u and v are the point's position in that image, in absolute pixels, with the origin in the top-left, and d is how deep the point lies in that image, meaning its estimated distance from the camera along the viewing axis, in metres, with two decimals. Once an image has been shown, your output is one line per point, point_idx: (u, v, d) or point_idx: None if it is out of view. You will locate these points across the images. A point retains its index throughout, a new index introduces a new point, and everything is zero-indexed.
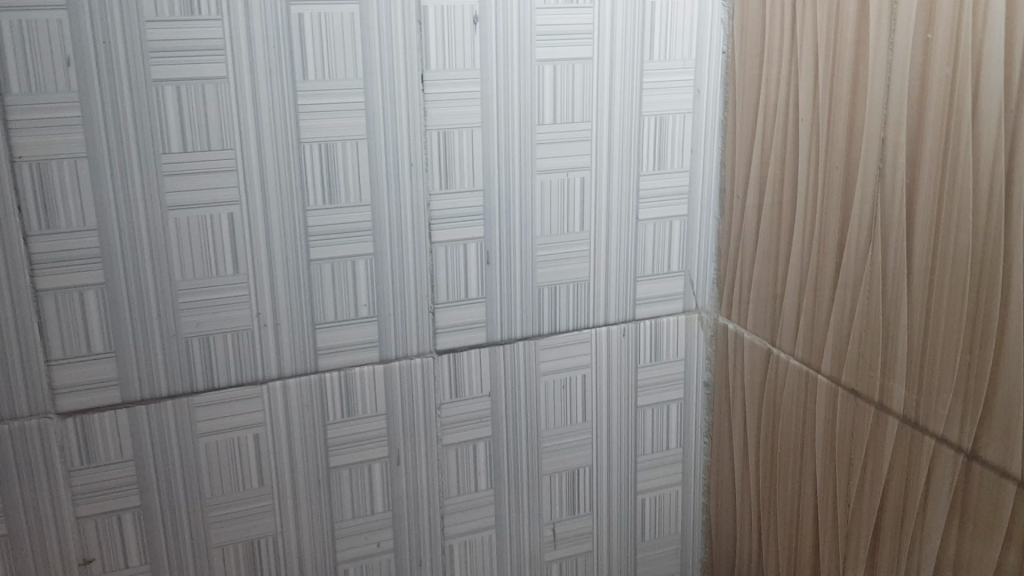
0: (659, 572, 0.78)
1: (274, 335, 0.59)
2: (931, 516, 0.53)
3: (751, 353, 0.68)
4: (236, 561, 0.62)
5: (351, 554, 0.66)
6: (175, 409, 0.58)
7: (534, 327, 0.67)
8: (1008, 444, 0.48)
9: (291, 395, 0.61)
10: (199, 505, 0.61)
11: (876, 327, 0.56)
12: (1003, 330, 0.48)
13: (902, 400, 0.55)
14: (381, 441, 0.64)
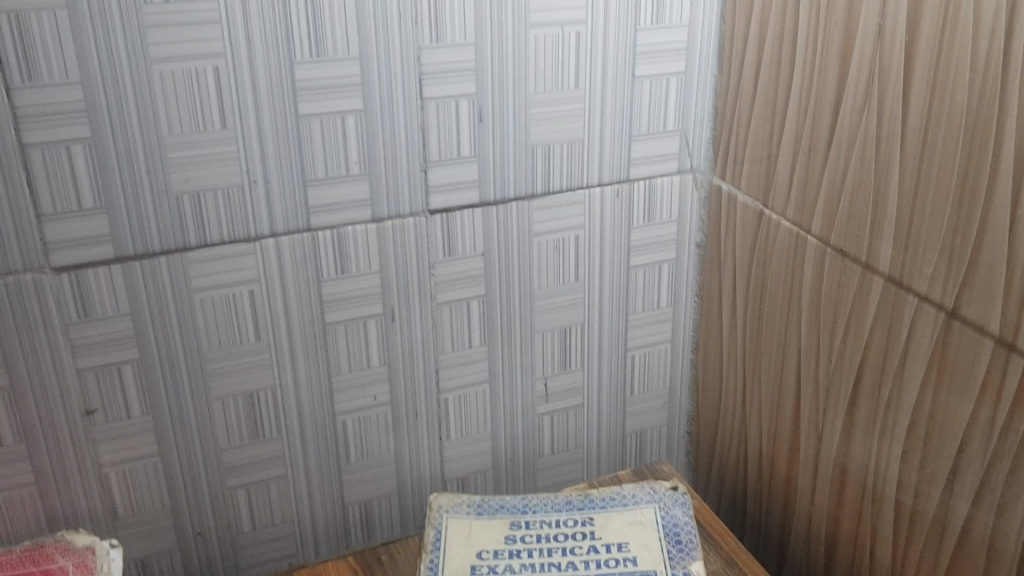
0: (648, 426, 0.80)
1: (265, 194, 0.59)
2: (910, 370, 0.55)
3: (743, 214, 0.68)
4: (236, 411, 0.65)
5: (348, 406, 0.68)
6: (169, 265, 0.59)
7: (527, 187, 0.66)
8: (989, 304, 0.49)
9: (285, 252, 0.61)
10: (198, 359, 0.62)
11: (868, 187, 0.56)
12: (991, 191, 0.47)
13: (888, 260, 0.55)
14: (375, 298, 0.65)
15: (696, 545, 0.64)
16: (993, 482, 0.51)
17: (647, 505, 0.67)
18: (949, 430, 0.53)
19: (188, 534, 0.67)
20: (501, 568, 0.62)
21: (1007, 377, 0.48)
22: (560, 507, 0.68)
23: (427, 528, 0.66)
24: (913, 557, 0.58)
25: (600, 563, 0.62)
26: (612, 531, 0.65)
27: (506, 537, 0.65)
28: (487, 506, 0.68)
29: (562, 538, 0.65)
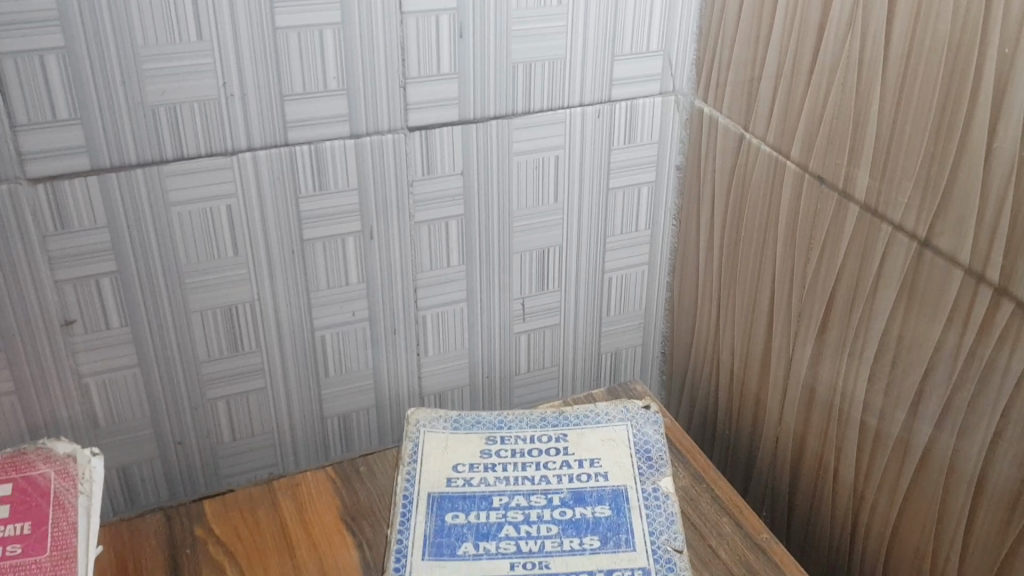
0: (623, 345, 0.81)
1: (242, 108, 0.59)
2: (880, 297, 0.56)
3: (724, 137, 0.68)
4: (215, 325, 0.65)
5: (327, 321, 0.68)
6: (146, 178, 0.58)
7: (508, 106, 0.66)
8: (960, 234, 0.49)
9: (262, 167, 0.61)
10: (176, 272, 0.62)
11: (848, 113, 0.55)
12: (969, 121, 0.47)
13: (865, 187, 0.55)
14: (352, 215, 0.65)
15: (666, 461, 0.66)
16: (954, 408, 0.52)
17: (620, 423, 0.69)
18: (914, 356, 0.54)
19: (168, 443, 0.68)
20: (477, 481, 0.64)
21: (973, 306, 0.49)
22: (535, 423, 0.69)
23: (404, 441, 0.67)
24: (874, 477, 0.60)
25: (573, 478, 0.64)
26: (585, 447, 0.67)
27: (482, 451, 0.67)
28: (463, 422, 0.69)
29: (537, 453, 0.67)
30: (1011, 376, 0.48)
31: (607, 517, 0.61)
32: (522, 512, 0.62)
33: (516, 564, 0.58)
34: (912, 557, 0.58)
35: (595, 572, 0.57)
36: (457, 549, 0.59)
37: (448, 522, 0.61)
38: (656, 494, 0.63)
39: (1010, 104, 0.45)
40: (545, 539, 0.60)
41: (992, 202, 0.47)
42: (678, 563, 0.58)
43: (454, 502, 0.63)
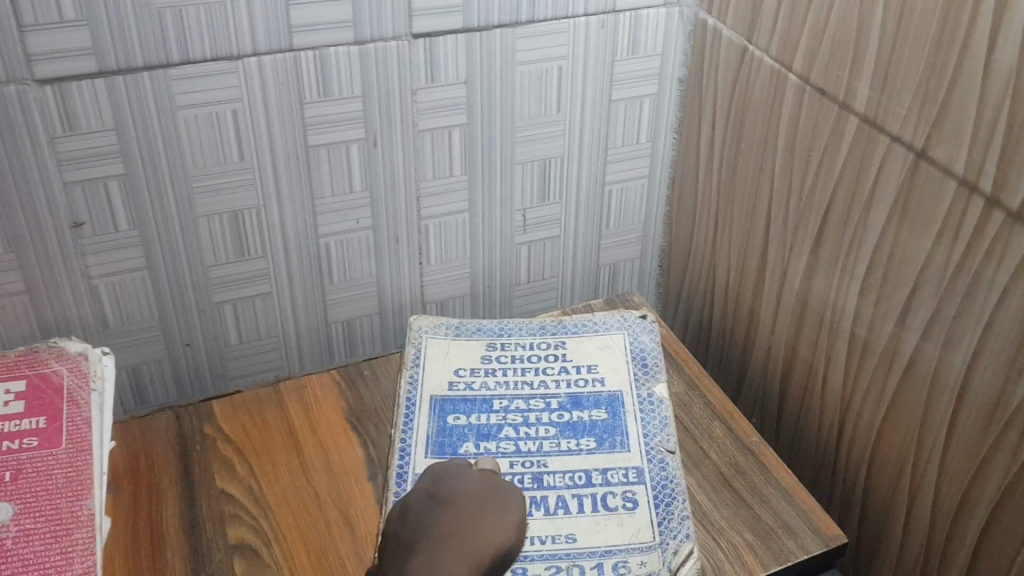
0: (622, 257, 0.83)
1: (247, 11, 0.59)
2: (874, 208, 0.57)
3: (727, 49, 0.68)
4: (221, 229, 0.66)
5: (331, 228, 0.69)
6: (153, 81, 0.59)
7: (512, 15, 0.66)
8: (956, 145, 0.50)
9: (267, 72, 0.61)
10: (183, 176, 0.63)
11: (851, 24, 0.56)
12: (971, 32, 0.48)
13: (864, 99, 0.56)
14: (357, 123, 0.66)
15: (661, 368, 0.68)
16: (941, 318, 0.54)
17: (618, 331, 0.71)
18: (905, 267, 0.55)
19: (177, 344, 0.70)
20: (478, 385, 0.66)
21: (965, 217, 0.50)
22: (535, 331, 0.71)
23: (407, 346, 0.69)
24: (861, 384, 0.62)
25: (571, 383, 0.66)
26: (583, 354, 0.69)
27: (483, 356, 0.68)
28: (465, 329, 0.71)
29: (536, 359, 0.68)
30: (998, 285, 0.49)
31: (603, 420, 0.63)
32: (521, 415, 0.64)
33: (515, 463, 0.60)
34: (894, 460, 0.60)
35: (590, 470, 0.60)
36: (458, 448, 0.61)
37: (450, 423, 0.63)
38: (651, 399, 0.65)
39: (1013, 14, 0.45)
40: (543, 440, 0.62)
41: (989, 113, 0.48)
42: (670, 463, 0.60)
43: (455, 405, 0.65)
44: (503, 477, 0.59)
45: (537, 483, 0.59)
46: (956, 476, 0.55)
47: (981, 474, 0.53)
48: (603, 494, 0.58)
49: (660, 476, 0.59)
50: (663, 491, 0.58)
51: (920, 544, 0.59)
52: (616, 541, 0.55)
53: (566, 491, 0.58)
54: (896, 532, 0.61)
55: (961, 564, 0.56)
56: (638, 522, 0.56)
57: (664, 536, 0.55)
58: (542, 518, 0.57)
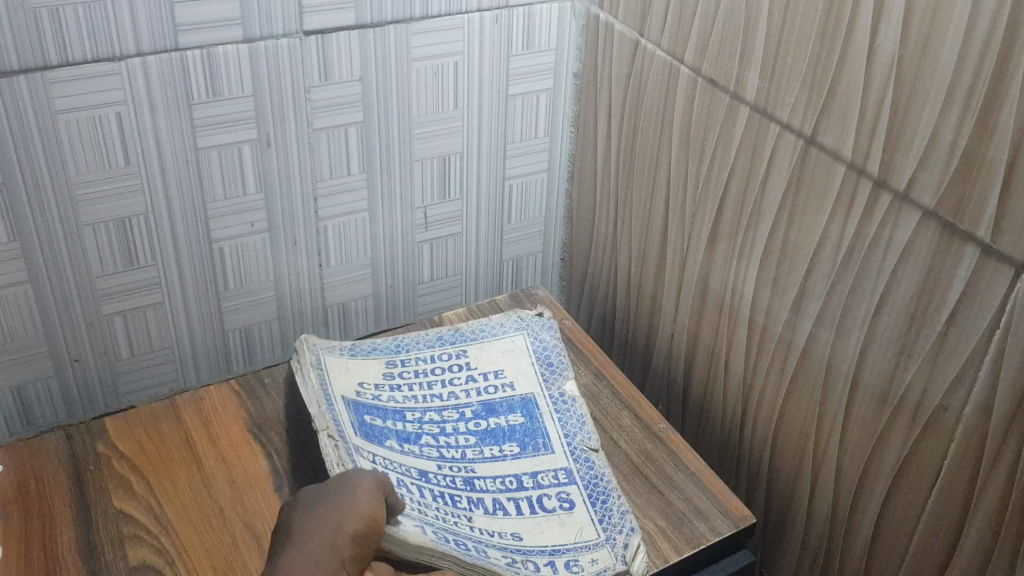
0: (524, 250, 0.83)
1: (129, 8, 0.56)
2: (768, 193, 0.59)
3: (620, 43, 0.69)
4: (108, 239, 0.63)
5: (226, 233, 0.67)
6: (30, 85, 0.56)
7: (406, 11, 0.65)
8: (843, 130, 0.52)
9: (153, 73, 0.59)
10: (65, 185, 0.60)
11: (738, 17, 0.57)
12: (853, 21, 0.49)
13: (754, 89, 0.58)
14: (249, 123, 0.64)
15: (568, 369, 0.68)
16: (834, 299, 0.55)
17: (516, 334, 0.70)
18: (800, 251, 0.57)
19: (64, 361, 0.66)
20: (386, 396, 0.64)
21: (855, 198, 0.52)
22: (433, 341, 0.69)
23: (303, 351, 0.65)
24: (762, 366, 0.63)
25: (481, 391, 0.66)
26: (486, 360, 0.68)
27: (386, 367, 0.67)
28: (360, 347, 0.68)
29: (440, 370, 0.67)
30: (890, 261, 0.51)
31: (521, 425, 0.64)
32: (438, 424, 0.64)
33: (444, 464, 0.61)
34: (797, 438, 0.62)
35: (520, 475, 0.61)
36: (384, 442, 0.61)
37: (369, 421, 0.62)
38: (564, 400, 0.66)
39: (891, 0, 0.47)
40: (466, 448, 0.62)
41: (874, 97, 0.49)
42: (596, 461, 0.62)
43: (368, 410, 0.63)
44: (436, 475, 0.60)
45: (469, 486, 0.59)
46: (856, 452, 0.57)
47: (880, 449, 0.55)
48: (538, 496, 0.59)
49: (589, 475, 0.60)
50: (597, 489, 0.60)
51: (824, 519, 0.61)
52: (562, 540, 0.56)
53: (501, 494, 0.59)
54: (802, 508, 0.63)
55: (863, 536, 0.58)
56: (579, 521, 0.57)
57: (609, 532, 0.57)
58: (484, 517, 0.57)
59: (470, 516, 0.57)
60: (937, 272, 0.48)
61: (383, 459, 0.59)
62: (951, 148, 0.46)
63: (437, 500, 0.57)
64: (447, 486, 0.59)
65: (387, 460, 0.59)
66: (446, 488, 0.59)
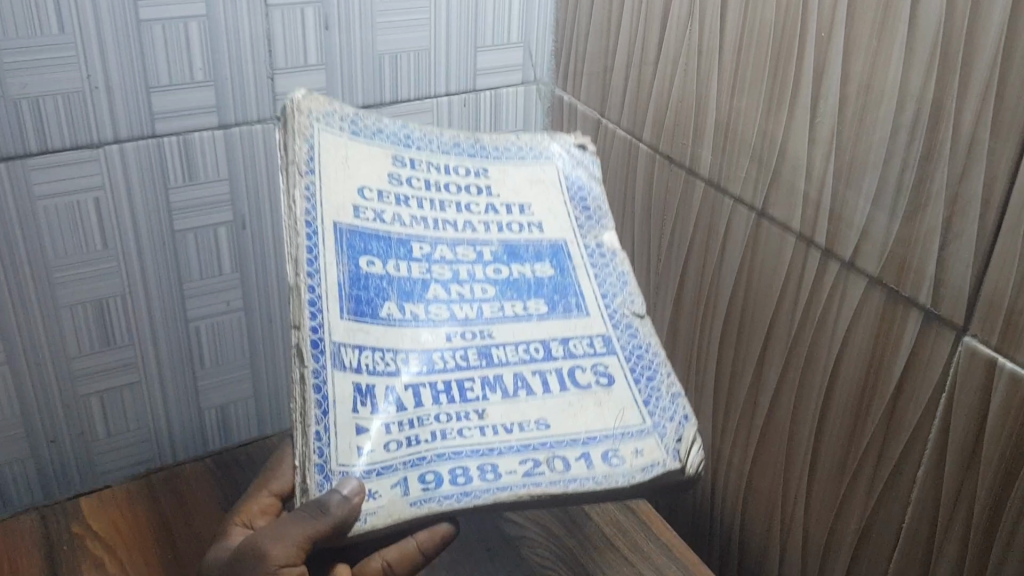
0: None
1: (107, 99, 0.59)
2: (726, 262, 0.61)
3: (583, 122, 0.73)
4: (85, 319, 0.65)
5: (203, 312, 0.69)
6: (10, 172, 0.57)
7: (376, 96, 0.68)
8: (792, 203, 0.54)
9: (130, 159, 0.61)
10: (43, 267, 0.61)
11: (690, 98, 0.60)
12: (795, 101, 0.52)
13: (708, 164, 0.60)
14: (224, 206, 0.66)
15: (604, 212, 0.56)
16: (792, 367, 0.57)
17: (548, 162, 0.57)
18: (758, 319, 0.59)
19: (41, 442, 0.67)
20: (389, 217, 0.49)
21: (806, 268, 0.54)
22: (449, 146, 0.54)
23: (297, 140, 0.48)
24: (728, 434, 0.64)
25: (503, 227, 0.52)
26: (510, 190, 0.54)
27: (387, 177, 0.50)
28: (363, 126, 0.51)
29: (454, 190, 0.52)
30: (841, 327, 0.52)
31: (549, 278, 0.52)
32: (449, 268, 0.49)
33: (453, 335, 0.47)
34: (765, 505, 0.62)
35: (548, 341, 0.49)
36: (380, 311, 0.46)
37: (364, 271, 0.47)
38: (600, 253, 0.54)
39: (828, 79, 0.50)
40: (482, 303, 0.49)
41: (818, 169, 0.51)
42: (638, 329, 0.52)
43: (366, 242, 0.48)
44: (442, 354, 0.47)
45: (486, 360, 0.47)
46: (820, 518, 0.57)
47: (843, 514, 0.55)
48: (569, 368, 0.49)
49: (631, 345, 0.51)
50: (640, 363, 0.50)
51: None
52: (598, 426, 0.47)
53: (524, 367, 0.48)
54: None
55: None
56: (618, 401, 0.48)
57: (657, 418, 0.48)
58: (502, 403, 0.46)
59: (482, 410, 0.45)
60: (885, 336, 0.49)
61: (372, 347, 0.45)
62: (890, 217, 0.47)
63: (441, 399, 0.45)
64: (456, 368, 0.46)
65: (374, 356, 0.45)
66: (456, 371, 0.46)
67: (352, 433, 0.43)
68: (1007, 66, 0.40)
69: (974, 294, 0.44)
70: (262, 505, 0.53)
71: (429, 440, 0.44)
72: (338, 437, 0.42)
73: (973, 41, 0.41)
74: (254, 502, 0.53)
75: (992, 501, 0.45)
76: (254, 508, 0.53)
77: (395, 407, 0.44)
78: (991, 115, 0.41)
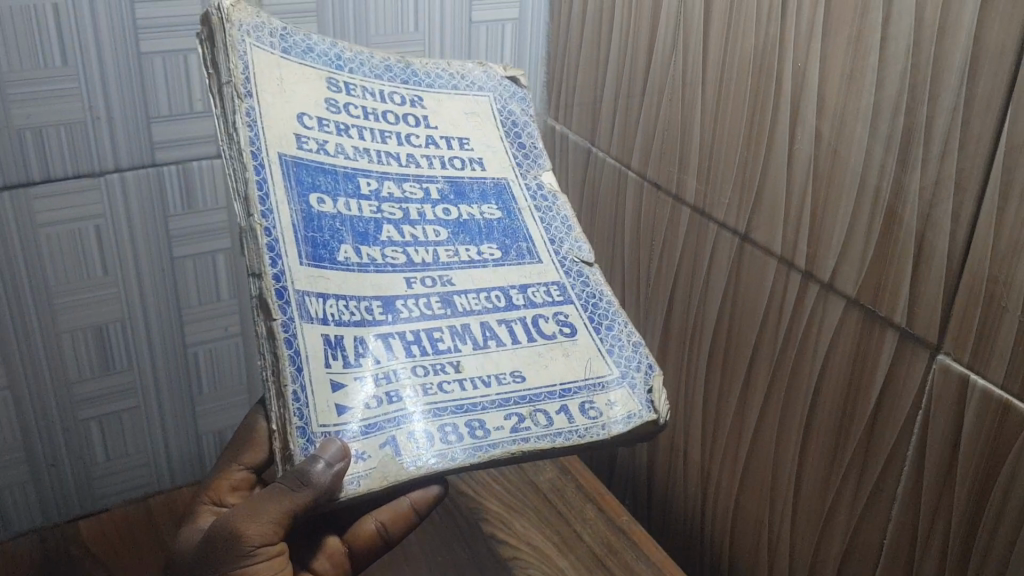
0: None
1: (108, 129, 0.61)
2: (712, 286, 0.62)
3: (574, 151, 0.75)
4: (85, 345, 0.66)
5: (201, 337, 0.70)
6: (13, 201, 0.59)
7: None
8: (773, 228, 0.55)
9: (130, 187, 0.63)
10: (45, 293, 0.63)
11: (676, 126, 0.62)
12: (773, 129, 0.54)
13: (693, 191, 0.62)
14: (222, 234, 0.68)
15: (539, 150, 0.55)
16: (776, 388, 0.58)
17: (482, 95, 0.54)
18: (743, 341, 0.60)
19: (41, 466, 0.68)
20: (332, 148, 0.47)
21: (787, 289, 0.55)
22: (382, 70, 0.51)
23: (232, 58, 0.45)
24: (717, 455, 0.65)
25: (447, 162, 0.51)
26: (448, 121, 0.52)
27: (324, 104, 0.48)
28: (294, 41, 0.48)
29: (392, 119, 0.50)
30: (822, 349, 0.53)
31: (498, 221, 0.51)
32: (399, 207, 0.48)
33: (413, 280, 0.46)
34: (753, 526, 0.63)
35: (506, 288, 0.48)
36: (337, 254, 0.45)
37: (315, 210, 0.45)
38: (542, 194, 0.53)
39: (805, 108, 0.51)
40: (436, 247, 0.48)
41: (797, 193, 0.53)
42: (590, 276, 0.51)
43: (313, 178, 0.45)
44: (405, 302, 0.46)
45: (449, 308, 0.46)
46: (806, 537, 0.58)
47: (827, 533, 0.56)
48: (533, 318, 0.48)
49: (586, 293, 0.50)
50: (597, 311, 0.50)
51: None
52: (572, 378, 0.47)
53: (490, 316, 0.47)
54: None
55: None
56: (584, 351, 0.48)
57: (623, 368, 0.49)
58: (473, 354, 0.45)
59: (458, 362, 0.45)
60: (863, 355, 0.50)
61: (337, 295, 0.44)
62: (866, 239, 0.49)
63: (412, 350, 0.45)
64: (422, 318, 0.46)
65: (339, 307, 0.44)
66: (417, 321, 0.45)
67: (328, 391, 0.42)
68: (972, 94, 0.41)
69: (946, 312, 0.45)
70: (233, 481, 0.52)
71: (411, 395, 0.43)
72: (316, 397, 0.41)
73: (939, 66, 0.43)
74: (224, 477, 0.52)
75: (968, 516, 0.46)
76: (226, 484, 0.52)
77: (372, 360, 0.43)
78: (957, 140, 0.43)
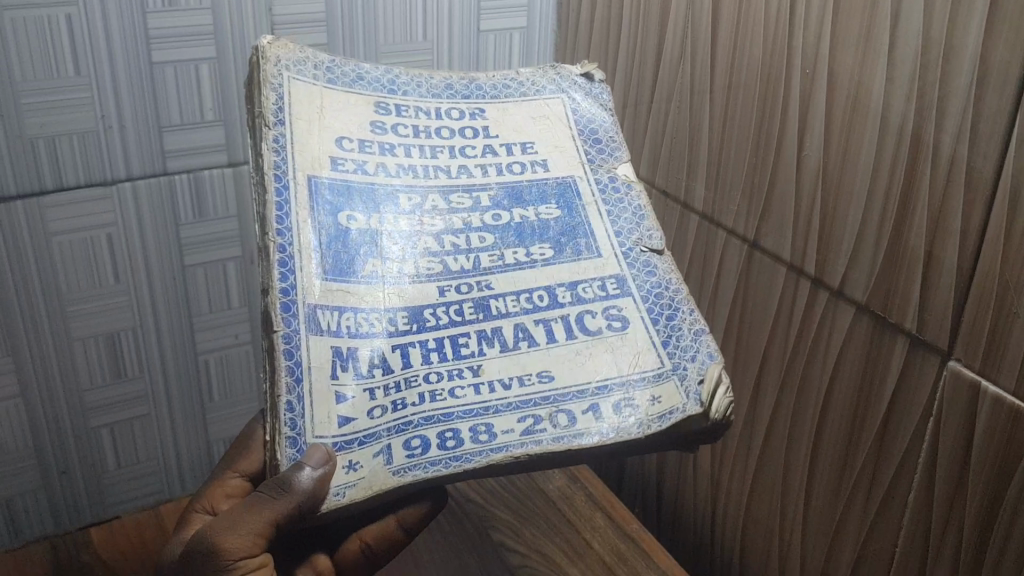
0: None
1: (120, 138, 0.61)
2: (721, 292, 0.62)
3: None
4: (97, 353, 0.66)
5: (211, 345, 0.71)
6: (26, 210, 0.60)
7: None
8: (782, 235, 0.55)
9: (142, 196, 0.63)
10: (57, 300, 0.63)
11: (684, 132, 0.62)
12: (782, 135, 0.54)
13: (701, 197, 0.62)
14: (232, 243, 0.68)
15: (618, 142, 0.54)
16: (786, 394, 0.58)
17: (554, 98, 0.54)
18: (752, 347, 0.60)
19: (52, 473, 0.68)
20: (372, 168, 0.47)
21: (797, 296, 0.55)
22: (440, 89, 0.51)
23: (264, 92, 0.47)
24: (727, 462, 0.65)
25: (503, 169, 0.50)
26: (511, 129, 0.51)
27: (370, 127, 0.48)
28: (341, 72, 0.50)
29: (447, 134, 0.50)
30: (832, 355, 0.53)
31: (557, 220, 0.50)
32: (443, 219, 0.48)
33: (446, 288, 0.46)
34: (764, 533, 0.63)
35: (553, 286, 0.48)
36: (361, 269, 0.45)
37: (343, 226, 0.46)
38: (614, 186, 0.52)
39: (813, 115, 0.51)
40: (480, 253, 0.48)
41: (806, 198, 0.53)
42: (656, 265, 0.50)
43: (346, 198, 0.46)
44: (435, 311, 0.45)
45: (484, 313, 0.46)
46: (817, 544, 0.58)
47: (838, 539, 0.56)
48: (578, 314, 0.47)
49: (650, 283, 0.49)
50: (656, 303, 0.49)
51: None
52: (609, 373, 0.46)
53: (526, 316, 0.46)
54: None
55: None
56: (632, 343, 0.47)
57: (676, 359, 0.48)
58: (499, 357, 0.45)
59: (478, 364, 0.45)
60: (875, 362, 0.50)
61: (353, 309, 0.44)
62: (876, 244, 0.49)
63: (432, 357, 0.44)
64: (450, 326, 0.45)
65: (357, 321, 0.44)
66: (446, 328, 0.45)
67: (332, 402, 0.42)
68: (981, 101, 0.42)
69: (956, 318, 0.45)
70: (227, 489, 0.52)
71: (415, 403, 0.43)
72: (316, 406, 0.42)
73: (948, 73, 0.43)
74: (219, 485, 0.52)
75: (980, 522, 0.46)
76: (220, 492, 0.52)
77: (382, 370, 0.43)
78: (966, 145, 0.43)
